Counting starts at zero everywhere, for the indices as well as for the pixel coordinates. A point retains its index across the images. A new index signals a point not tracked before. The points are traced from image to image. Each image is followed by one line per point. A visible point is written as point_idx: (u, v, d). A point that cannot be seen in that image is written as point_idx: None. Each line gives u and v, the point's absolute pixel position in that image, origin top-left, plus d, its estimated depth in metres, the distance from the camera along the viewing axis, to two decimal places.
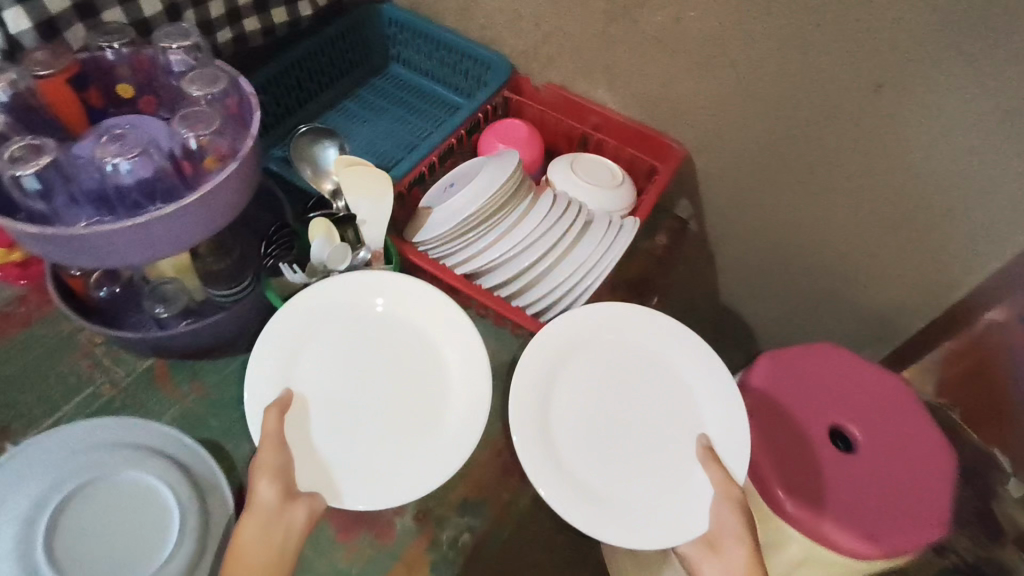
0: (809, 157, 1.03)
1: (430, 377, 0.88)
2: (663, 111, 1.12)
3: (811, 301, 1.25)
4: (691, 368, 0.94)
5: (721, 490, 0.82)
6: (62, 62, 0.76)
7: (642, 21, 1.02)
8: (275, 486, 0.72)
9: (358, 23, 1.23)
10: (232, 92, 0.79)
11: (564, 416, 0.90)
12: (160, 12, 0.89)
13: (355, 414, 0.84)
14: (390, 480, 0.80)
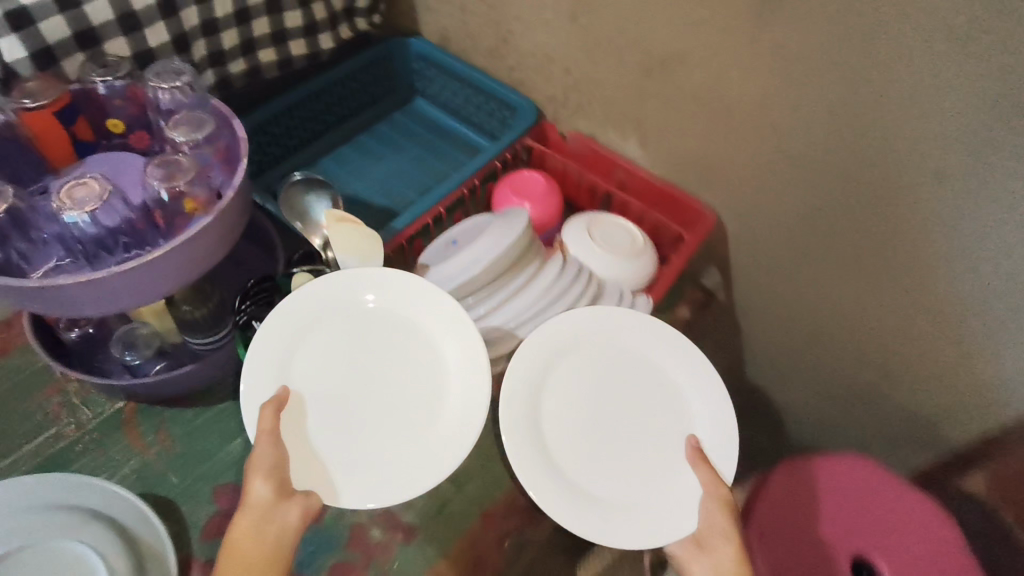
0: (852, 244, 0.89)
1: (429, 384, 0.80)
2: (695, 174, 1.02)
3: (841, 400, 1.10)
4: (685, 367, 0.87)
5: (711, 486, 0.75)
6: (52, 94, 0.74)
7: (678, 76, 0.93)
8: (270, 484, 0.66)
9: (384, 55, 1.19)
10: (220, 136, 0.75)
11: (554, 425, 0.83)
12: (167, 44, 0.86)
13: (349, 405, 0.77)
14: (387, 483, 0.74)
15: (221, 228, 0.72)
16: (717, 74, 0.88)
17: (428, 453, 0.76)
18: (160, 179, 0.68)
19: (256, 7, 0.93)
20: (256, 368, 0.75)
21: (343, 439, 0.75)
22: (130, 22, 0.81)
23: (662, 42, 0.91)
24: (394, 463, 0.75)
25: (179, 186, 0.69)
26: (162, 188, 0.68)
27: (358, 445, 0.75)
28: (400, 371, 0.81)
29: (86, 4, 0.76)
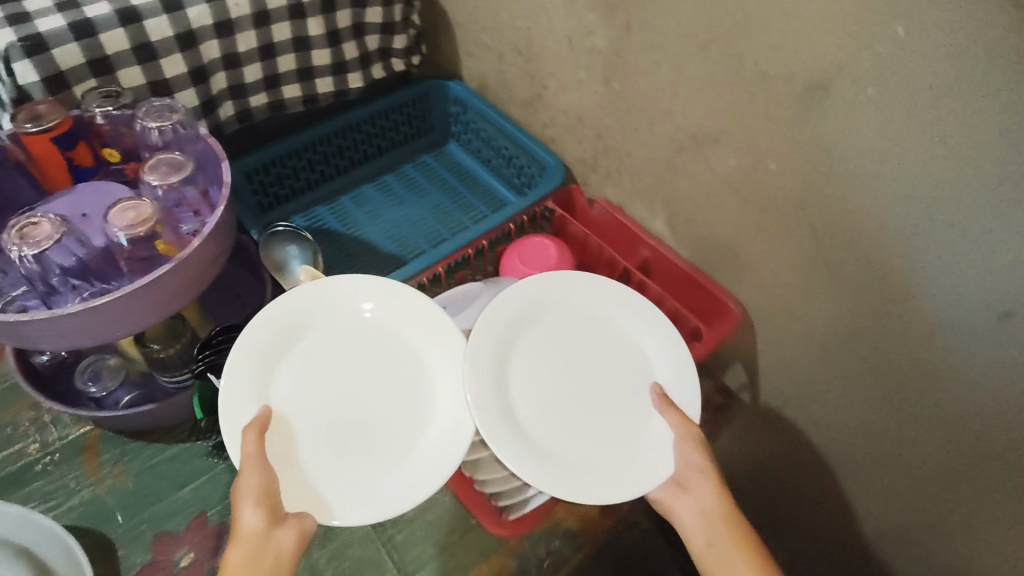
0: (887, 375, 0.76)
1: (410, 404, 0.75)
2: (722, 264, 0.92)
3: (863, 554, 0.93)
4: (641, 335, 0.83)
5: (683, 432, 0.72)
6: (53, 120, 0.73)
7: (709, 154, 0.84)
8: (261, 509, 0.60)
9: (420, 96, 1.17)
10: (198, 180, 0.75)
11: (526, 411, 0.75)
12: (183, 75, 0.86)
13: (331, 394, 0.73)
14: (373, 501, 0.68)
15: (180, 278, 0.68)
16: (748, 160, 0.79)
17: (397, 495, 0.69)
18: (125, 224, 0.66)
19: (283, 43, 0.93)
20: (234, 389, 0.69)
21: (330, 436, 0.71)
22: (146, 52, 0.81)
23: (694, 120, 0.83)
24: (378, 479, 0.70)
25: (143, 231, 0.66)
26: (126, 233, 0.66)
27: (345, 445, 0.71)
28: (376, 356, 0.77)
29: (102, 34, 0.77)
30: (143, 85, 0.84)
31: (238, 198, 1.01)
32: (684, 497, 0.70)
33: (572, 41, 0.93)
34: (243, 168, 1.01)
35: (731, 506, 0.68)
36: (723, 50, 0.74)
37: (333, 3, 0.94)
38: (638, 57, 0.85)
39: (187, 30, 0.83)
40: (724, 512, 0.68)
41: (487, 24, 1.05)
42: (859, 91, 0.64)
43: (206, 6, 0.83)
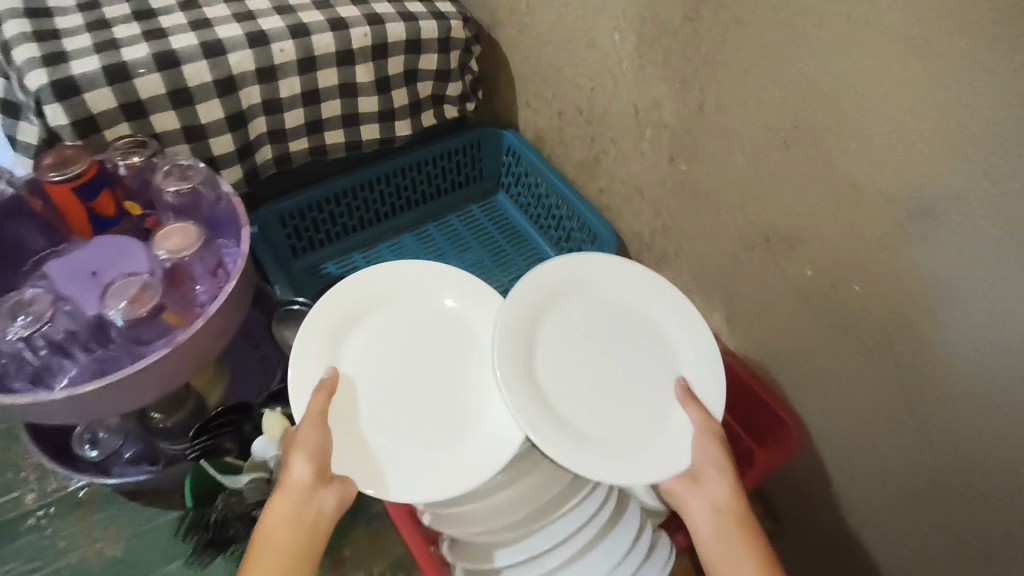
0: (978, 546, 0.64)
1: (452, 386, 0.73)
2: (785, 377, 0.81)
3: None
4: (673, 322, 0.76)
5: (701, 425, 0.66)
6: (79, 166, 0.69)
7: (778, 259, 0.74)
8: (312, 466, 0.60)
9: (472, 143, 1.10)
10: (206, 253, 0.70)
11: (563, 388, 0.70)
12: (220, 121, 0.81)
13: (383, 364, 0.73)
14: (426, 478, 0.66)
15: (174, 363, 0.63)
16: (828, 276, 0.69)
17: (449, 475, 0.66)
18: (126, 301, 0.62)
19: (328, 90, 0.87)
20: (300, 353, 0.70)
21: (381, 406, 0.70)
22: (183, 98, 0.77)
23: (767, 220, 0.73)
24: (432, 455, 0.68)
25: (143, 312, 0.61)
26: (126, 312, 0.61)
27: (394, 416, 0.70)
28: (428, 334, 0.76)
29: (137, 78, 0.73)
30: (178, 130, 0.79)
31: (270, 242, 0.97)
32: (695, 493, 0.63)
33: (639, 111, 0.84)
34: (279, 212, 0.96)
35: (744, 505, 0.61)
36: (811, 151, 0.64)
37: (384, 49, 0.88)
38: (710, 140, 0.75)
39: (227, 77, 0.78)
40: (737, 512, 0.61)
41: (549, 78, 0.97)
42: (980, 226, 0.53)
43: (248, 52, 0.78)
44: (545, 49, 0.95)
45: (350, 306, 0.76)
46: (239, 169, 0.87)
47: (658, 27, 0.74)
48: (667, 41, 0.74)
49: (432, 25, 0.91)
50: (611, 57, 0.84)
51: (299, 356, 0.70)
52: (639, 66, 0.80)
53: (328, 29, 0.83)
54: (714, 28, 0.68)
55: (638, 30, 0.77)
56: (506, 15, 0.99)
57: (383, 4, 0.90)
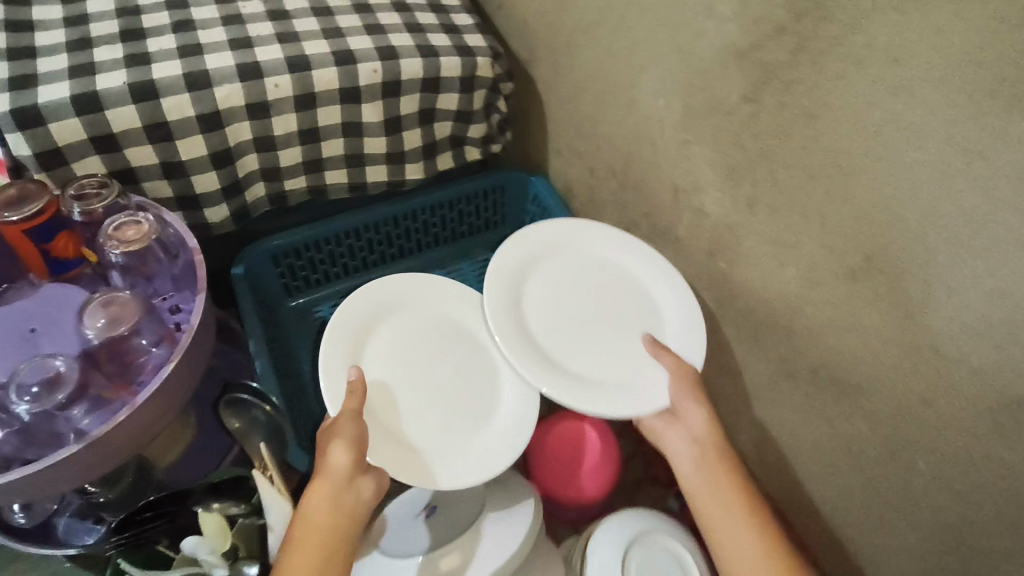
0: None
1: (470, 382, 0.74)
2: (817, 528, 0.67)
3: None
4: (650, 272, 0.75)
5: (677, 374, 0.65)
6: (41, 202, 0.62)
7: (824, 398, 0.61)
8: (351, 453, 0.59)
9: (495, 187, 0.99)
10: (151, 325, 0.61)
11: (549, 339, 0.70)
12: (203, 158, 0.72)
13: (403, 364, 0.73)
14: (469, 466, 0.67)
15: (82, 465, 0.55)
16: (883, 435, 0.56)
17: (490, 457, 0.68)
18: (36, 391, 0.54)
19: (330, 128, 0.78)
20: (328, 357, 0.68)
21: (416, 403, 0.70)
22: (161, 132, 0.68)
23: (817, 352, 0.60)
24: (468, 442, 0.69)
25: (51, 405, 0.54)
26: (33, 404, 0.54)
27: (425, 410, 0.70)
28: (437, 332, 0.77)
29: (108, 109, 0.65)
30: (157, 165, 0.71)
31: (259, 281, 0.88)
32: (677, 427, 0.64)
33: (677, 190, 0.71)
34: (272, 250, 0.88)
35: (722, 436, 0.62)
36: (883, 289, 0.51)
37: (397, 88, 0.78)
38: (759, 244, 0.62)
39: (213, 111, 0.69)
40: (715, 441, 0.62)
41: (584, 130, 0.85)
42: None
43: (238, 86, 0.69)
44: (581, 98, 0.82)
45: (364, 314, 0.74)
46: (226, 207, 0.79)
47: (710, 103, 0.61)
48: (718, 119, 0.61)
49: (455, 61, 0.80)
50: (651, 123, 0.70)
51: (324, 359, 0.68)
52: (683, 141, 0.67)
53: (334, 62, 0.73)
54: (779, 118, 0.54)
55: (685, 101, 0.64)
56: (543, 53, 0.86)
57: (402, 34, 0.79)
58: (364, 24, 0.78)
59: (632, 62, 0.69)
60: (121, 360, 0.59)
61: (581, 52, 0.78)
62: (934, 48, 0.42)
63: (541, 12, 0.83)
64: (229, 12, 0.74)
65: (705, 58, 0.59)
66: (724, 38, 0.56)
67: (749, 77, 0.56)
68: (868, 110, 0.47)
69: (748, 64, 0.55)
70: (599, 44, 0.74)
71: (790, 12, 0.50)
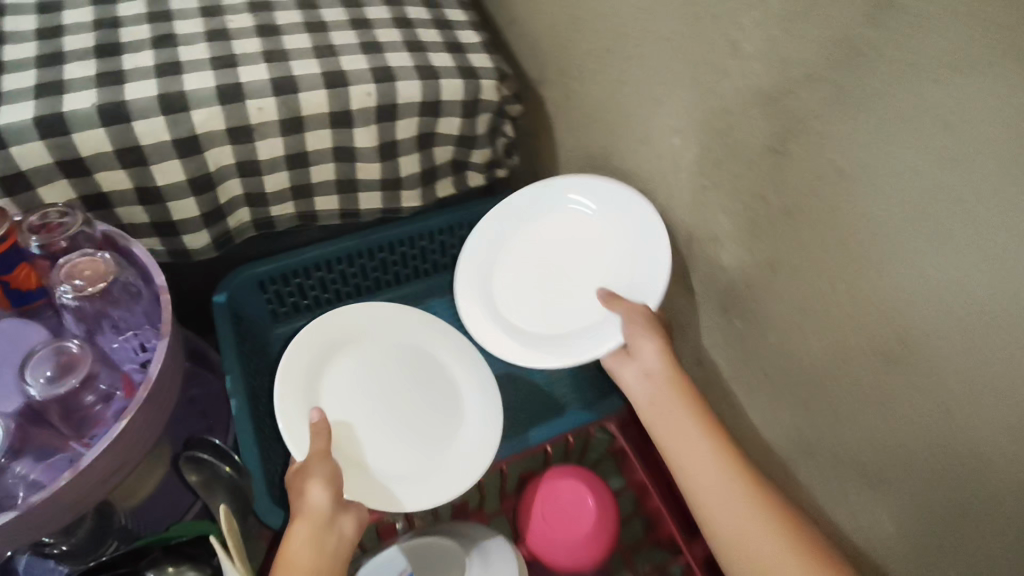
0: None
1: (432, 406, 0.71)
2: None
3: None
4: (613, 199, 0.69)
5: (626, 316, 0.64)
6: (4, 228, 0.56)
7: (848, 485, 0.54)
8: (329, 489, 0.54)
9: None
10: (105, 380, 0.55)
11: (522, 301, 0.74)
12: (181, 184, 0.67)
13: (360, 396, 0.69)
14: (440, 482, 0.65)
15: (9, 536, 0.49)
16: (915, 541, 0.49)
17: (463, 470, 0.66)
18: None
19: (319, 153, 0.72)
20: (286, 396, 0.62)
21: (379, 433, 0.67)
22: (133, 157, 0.63)
23: (842, 436, 0.53)
24: (435, 461, 0.67)
25: None
26: None
27: (388, 437, 0.67)
28: (392, 361, 0.72)
29: (76, 133, 0.60)
30: (131, 190, 0.66)
31: (244, 308, 0.84)
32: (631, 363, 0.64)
33: (692, 238, 0.64)
34: (259, 275, 0.83)
35: (674, 363, 0.61)
36: (923, 381, 0.44)
37: (393, 113, 0.72)
38: (781, 310, 0.55)
39: (190, 135, 0.64)
40: (665, 366, 0.61)
41: (595, 161, 0.78)
42: None
43: (218, 109, 0.64)
44: (592, 128, 0.76)
45: (318, 348, 0.68)
46: (207, 233, 0.73)
47: (731, 149, 0.54)
48: (739, 168, 0.54)
49: (457, 84, 0.74)
50: (665, 163, 0.64)
51: (281, 402, 0.62)
52: (701, 188, 0.60)
53: (323, 84, 0.68)
54: (811, 176, 0.47)
55: (703, 145, 0.57)
56: (553, 76, 0.80)
57: (401, 54, 0.73)
58: (360, 42, 0.73)
59: (647, 95, 0.63)
60: (70, 419, 0.54)
61: (594, 79, 0.71)
62: (1001, 118, 0.35)
63: (552, 33, 0.76)
64: (215, 27, 0.69)
65: (728, 101, 0.53)
66: (750, 81, 0.50)
67: (776, 127, 0.49)
68: (917, 181, 0.40)
69: (777, 112, 0.48)
70: (612, 73, 0.68)
71: (828, 60, 0.43)
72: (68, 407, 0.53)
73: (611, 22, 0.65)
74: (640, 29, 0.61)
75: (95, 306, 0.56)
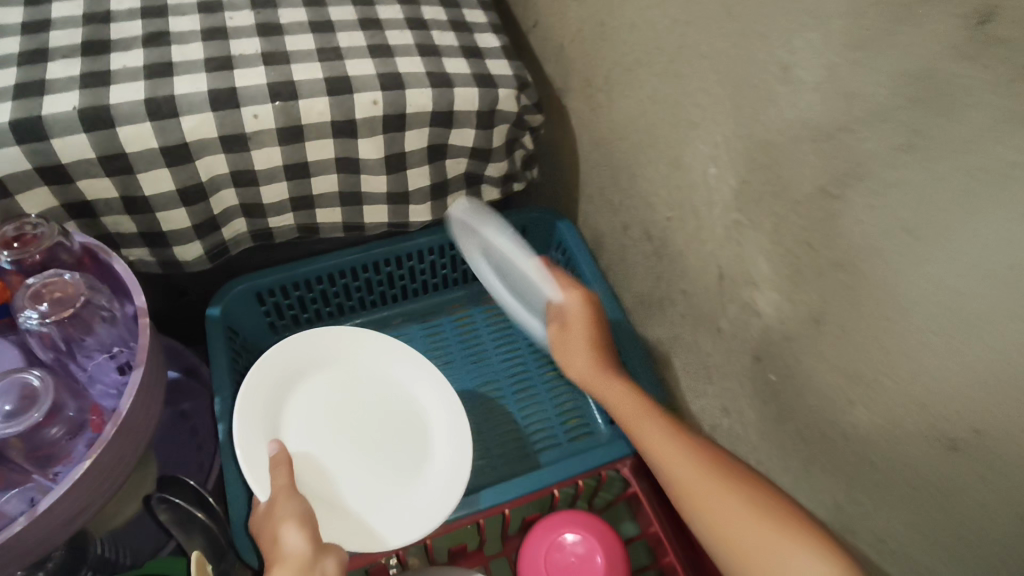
0: None
1: (405, 432, 0.66)
2: None
3: None
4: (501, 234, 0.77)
5: (559, 343, 0.71)
6: None
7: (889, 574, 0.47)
8: (303, 530, 0.48)
9: (516, 229, 0.87)
10: (80, 409, 0.51)
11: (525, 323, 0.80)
12: (170, 194, 0.62)
13: (323, 428, 0.64)
14: (405, 519, 0.60)
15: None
16: None
17: (431, 505, 0.60)
18: None
19: (320, 164, 0.67)
20: (244, 437, 0.58)
21: (352, 467, 0.62)
22: (119, 165, 0.59)
23: (889, 520, 0.46)
24: (413, 492, 0.62)
25: None
26: None
27: (362, 471, 0.62)
28: (359, 388, 0.67)
29: (54, 138, 0.55)
30: (117, 199, 0.61)
31: (240, 321, 0.79)
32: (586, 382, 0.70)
33: (724, 278, 0.57)
34: (257, 287, 0.78)
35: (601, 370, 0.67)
36: (995, 479, 0.37)
37: (402, 123, 0.66)
38: (824, 372, 0.48)
39: (180, 144, 0.59)
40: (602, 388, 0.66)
41: (620, 181, 0.72)
42: None
43: (209, 115, 0.59)
44: (618, 145, 0.69)
45: (276, 382, 0.63)
46: (199, 245, 0.68)
47: (776, 187, 0.47)
48: (785, 208, 0.47)
49: (472, 93, 0.68)
50: (697, 193, 0.57)
51: (237, 432, 0.57)
52: (737, 224, 0.53)
53: (325, 91, 0.62)
54: (872, 228, 0.41)
55: (743, 178, 0.51)
56: (578, 87, 0.74)
57: (412, 58, 0.67)
58: (369, 44, 0.67)
59: (681, 117, 0.56)
60: (37, 456, 0.49)
61: (622, 94, 0.65)
62: None
63: (579, 39, 0.70)
64: (213, 24, 0.64)
65: (776, 132, 0.46)
66: (803, 113, 0.43)
67: (833, 168, 0.42)
68: (1005, 246, 0.33)
69: (834, 151, 0.42)
70: (642, 88, 0.61)
71: (905, 97, 0.36)
72: (36, 442, 0.48)
73: (643, 33, 0.58)
74: (677, 43, 0.54)
75: (67, 331, 0.53)
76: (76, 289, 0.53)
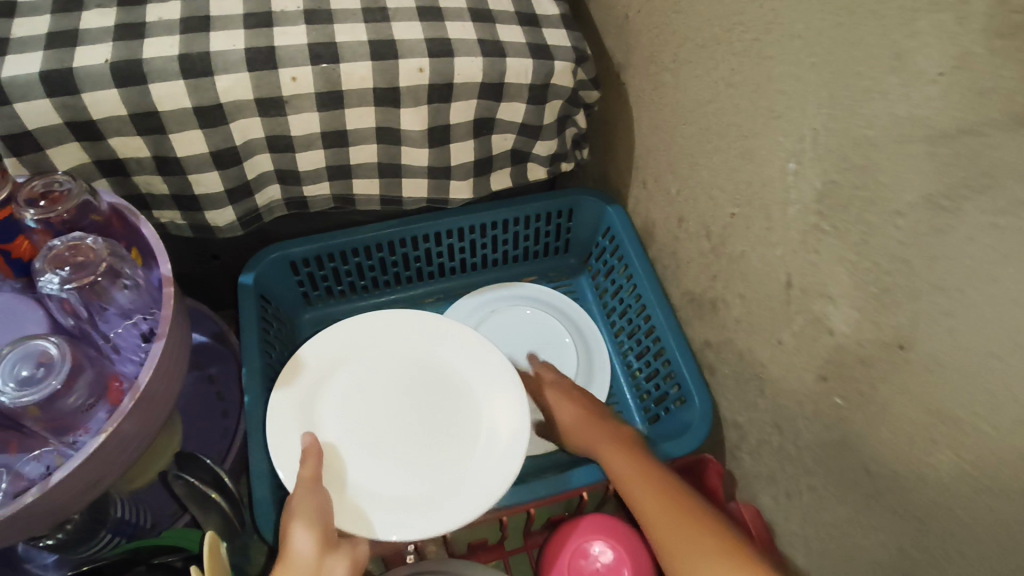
0: None
1: (448, 420, 0.61)
2: None
3: None
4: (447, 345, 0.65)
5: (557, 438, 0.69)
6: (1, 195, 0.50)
7: None
8: (314, 531, 0.47)
9: (561, 211, 0.82)
10: (101, 377, 0.50)
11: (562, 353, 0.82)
12: (203, 157, 0.59)
13: (361, 410, 0.60)
14: (450, 499, 0.56)
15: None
16: None
17: (481, 486, 0.56)
18: None
19: (360, 134, 0.63)
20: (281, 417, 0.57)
21: (388, 451, 0.58)
22: (151, 123, 0.56)
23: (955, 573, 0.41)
24: (452, 480, 0.57)
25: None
26: None
27: (400, 458, 0.58)
28: (408, 372, 0.63)
29: (86, 92, 0.53)
30: (148, 158, 0.59)
31: (273, 290, 0.77)
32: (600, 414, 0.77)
33: (793, 286, 0.52)
34: (290, 257, 0.76)
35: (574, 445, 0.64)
36: None
37: (448, 93, 0.61)
38: (905, 403, 0.42)
39: (214, 105, 0.56)
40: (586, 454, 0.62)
41: (679, 169, 0.66)
42: None
43: (245, 76, 0.56)
44: (682, 130, 0.63)
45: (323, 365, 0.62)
46: (232, 211, 0.66)
47: (871, 191, 0.42)
48: (877, 216, 0.41)
49: (526, 64, 0.63)
50: (771, 189, 0.51)
51: (273, 421, 0.57)
52: (815, 227, 0.47)
53: (369, 56, 0.58)
54: (992, 248, 0.34)
55: (831, 178, 0.44)
56: (640, 62, 0.67)
57: (464, 23, 0.62)
58: (419, 5, 0.62)
59: (760, 103, 0.50)
60: (55, 426, 0.47)
61: (691, 73, 0.59)
62: None
63: (647, 10, 0.63)
64: None
65: (878, 128, 0.40)
66: (917, 108, 0.37)
67: (948, 175, 0.36)
68: None
69: (954, 156, 0.35)
70: (716, 69, 0.55)
71: None
72: (55, 410, 0.47)
73: (724, 6, 0.52)
74: (764, 19, 0.48)
75: (90, 297, 0.51)
76: (102, 253, 0.51)
